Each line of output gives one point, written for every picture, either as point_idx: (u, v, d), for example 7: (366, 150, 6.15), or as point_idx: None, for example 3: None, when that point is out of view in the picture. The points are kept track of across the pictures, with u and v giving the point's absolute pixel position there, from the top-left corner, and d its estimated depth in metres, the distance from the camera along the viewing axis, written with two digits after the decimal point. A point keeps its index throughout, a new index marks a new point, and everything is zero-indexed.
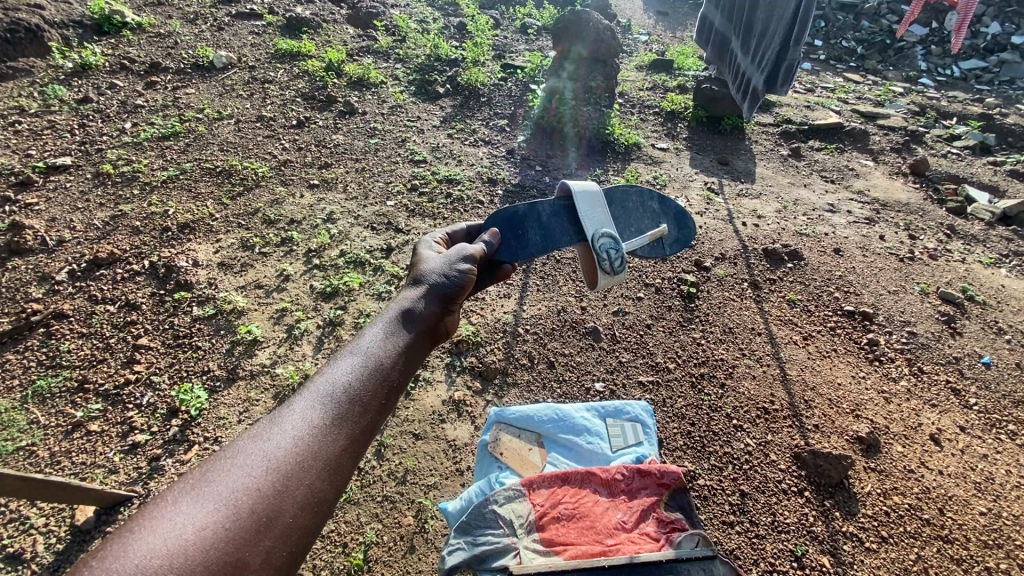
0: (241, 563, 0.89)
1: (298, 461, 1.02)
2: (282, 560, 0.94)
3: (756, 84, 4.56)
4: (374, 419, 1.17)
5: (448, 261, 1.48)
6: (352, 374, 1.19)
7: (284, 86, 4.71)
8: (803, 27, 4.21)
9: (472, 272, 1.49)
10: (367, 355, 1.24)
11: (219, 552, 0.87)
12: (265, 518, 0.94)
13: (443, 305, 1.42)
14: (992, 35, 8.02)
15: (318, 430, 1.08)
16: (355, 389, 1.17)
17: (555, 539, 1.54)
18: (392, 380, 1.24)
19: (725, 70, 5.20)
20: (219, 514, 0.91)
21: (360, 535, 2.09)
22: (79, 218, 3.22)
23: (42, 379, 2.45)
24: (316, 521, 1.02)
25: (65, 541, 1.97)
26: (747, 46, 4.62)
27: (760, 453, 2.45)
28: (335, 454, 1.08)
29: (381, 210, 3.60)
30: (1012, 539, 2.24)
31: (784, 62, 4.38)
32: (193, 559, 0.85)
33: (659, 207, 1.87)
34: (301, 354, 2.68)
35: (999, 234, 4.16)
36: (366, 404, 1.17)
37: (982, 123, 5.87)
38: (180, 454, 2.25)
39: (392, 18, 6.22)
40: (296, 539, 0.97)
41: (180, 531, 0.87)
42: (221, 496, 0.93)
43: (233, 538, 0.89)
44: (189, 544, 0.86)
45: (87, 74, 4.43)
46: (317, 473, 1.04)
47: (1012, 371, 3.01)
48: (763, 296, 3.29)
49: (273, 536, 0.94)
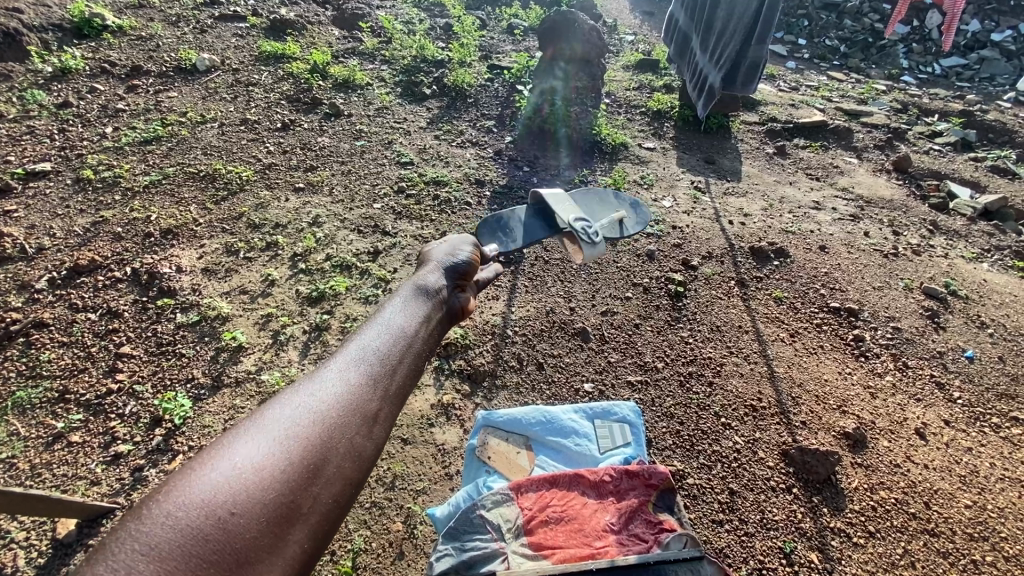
0: (293, 507, 0.87)
1: (339, 413, 1.02)
2: (330, 509, 0.93)
3: (713, 82, 4.50)
4: (407, 379, 1.18)
5: (451, 246, 1.62)
6: (382, 338, 1.21)
7: (269, 88, 4.68)
8: (765, 27, 4.21)
9: (474, 254, 1.62)
10: (394, 322, 1.28)
11: (273, 495, 0.86)
12: (313, 464, 0.93)
13: (454, 281, 1.52)
14: (972, 33, 8.13)
15: (356, 384, 1.09)
16: (385, 350, 1.19)
17: (544, 542, 1.53)
18: (419, 344, 1.26)
19: (686, 69, 5.27)
20: (270, 457, 0.90)
21: (348, 542, 2.07)
22: (59, 225, 3.17)
23: (22, 390, 2.39)
24: (360, 474, 1.00)
25: (46, 555, 1.93)
26: (707, 43, 4.67)
27: (749, 451, 2.46)
28: (373, 409, 1.08)
29: (367, 213, 3.58)
30: (997, 531, 2.27)
31: (744, 61, 4.34)
32: (247, 499, 0.83)
33: (617, 200, 1.96)
34: (287, 360, 2.66)
35: (981, 229, 4.23)
36: (398, 363, 1.18)
37: (963, 119, 5.95)
38: (164, 464, 2.22)
39: (376, 20, 6.20)
40: (342, 489, 0.96)
41: (238, 469, 0.86)
42: (272, 440, 0.92)
43: (285, 482, 0.88)
44: (247, 483, 0.85)
45: (67, 79, 4.36)
46: (359, 426, 1.03)
47: (994, 365, 3.05)
48: (750, 294, 3.31)
49: (322, 484, 0.93)
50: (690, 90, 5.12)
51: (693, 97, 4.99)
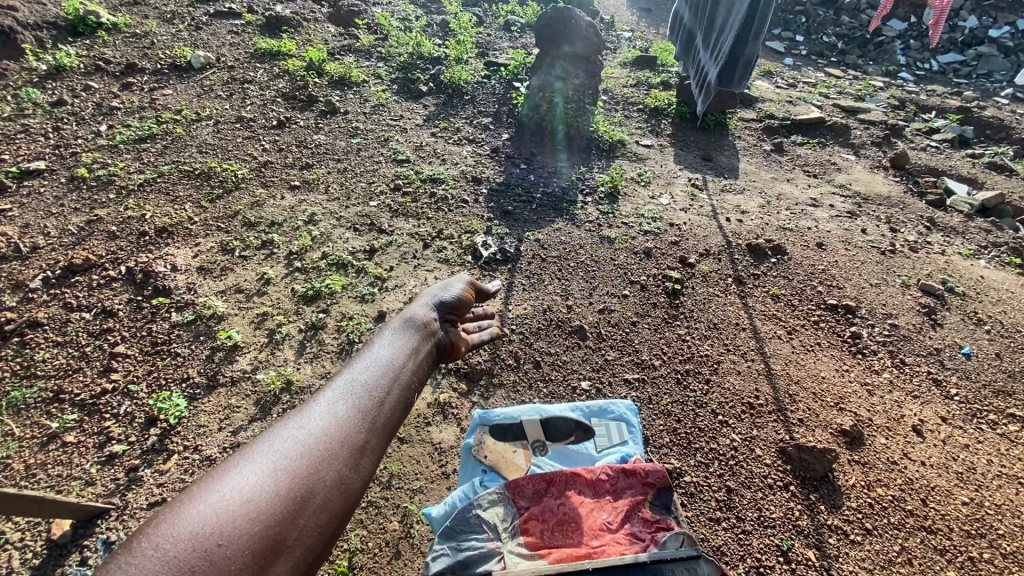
0: (280, 538, 0.92)
1: (326, 447, 1.08)
2: (316, 539, 0.97)
3: (712, 77, 4.49)
4: (393, 413, 1.23)
5: (443, 284, 1.67)
6: (370, 373, 1.26)
7: (264, 86, 4.65)
8: (761, 24, 4.15)
9: (466, 292, 1.68)
10: (383, 355, 1.33)
11: (260, 527, 0.91)
12: (300, 497, 0.98)
13: (444, 316, 1.56)
14: (969, 29, 8.13)
15: (343, 419, 1.14)
16: (373, 385, 1.24)
17: (540, 542, 1.52)
18: (406, 378, 1.31)
19: (692, 68, 5.30)
20: (257, 491, 0.95)
21: (345, 542, 2.06)
22: (53, 223, 3.15)
23: (16, 390, 2.38)
24: (345, 506, 1.05)
25: (40, 556, 1.92)
26: (709, 41, 4.70)
27: (746, 448, 2.46)
28: (359, 442, 1.13)
29: (363, 211, 3.57)
30: (993, 528, 2.27)
31: (740, 57, 4.31)
32: (236, 531, 0.88)
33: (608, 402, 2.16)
34: (283, 359, 2.65)
35: (978, 225, 4.22)
36: (384, 397, 1.23)
37: (960, 116, 5.95)
38: (158, 464, 2.21)
39: (373, 17, 6.16)
40: (328, 520, 1.00)
41: (227, 503, 0.91)
42: (260, 474, 0.98)
43: (272, 515, 0.93)
44: (235, 516, 0.90)
45: (61, 76, 4.33)
46: (345, 459, 1.08)
47: (991, 361, 3.05)
48: (747, 292, 3.31)
49: (307, 516, 0.98)
50: (694, 88, 5.14)
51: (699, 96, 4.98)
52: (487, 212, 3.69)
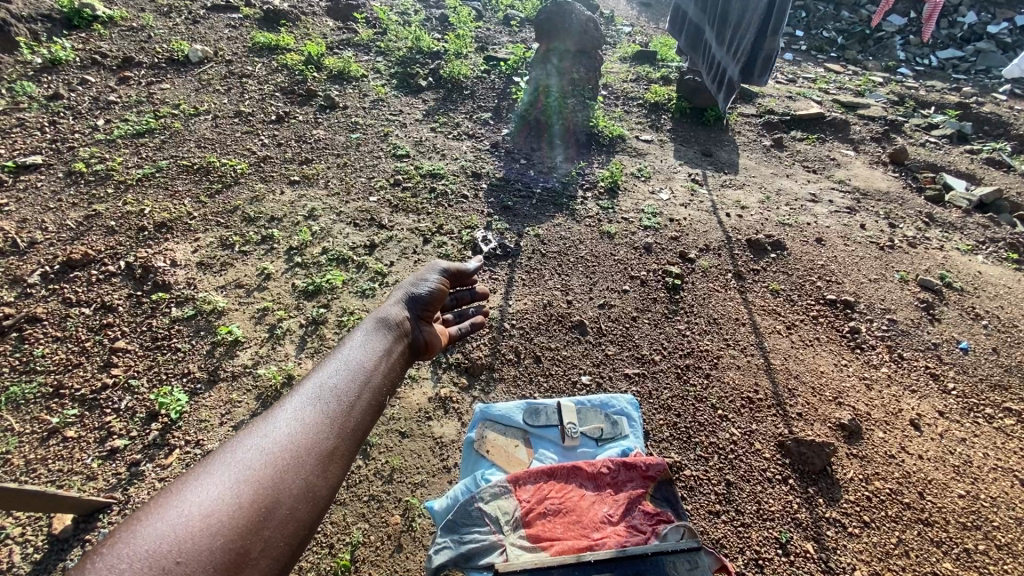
0: (244, 551, 0.91)
1: (292, 455, 1.06)
2: (282, 550, 0.96)
3: (733, 75, 4.23)
4: (362, 417, 1.21)
5: (418, 276, 1.64)
6: (339, 376, 1.24)
7: (263, 80, 4.63)
8: (779, 18, 3.92)
9: (441, 285, 1.64)
10: (352, 358, 1.30)
11: (222, 541, 0.89)
12: (265, 508, 0.97)
13: (417, 313, 1.53)
14: (969, 25, 8.13)
15: (310, 426, 1.12)
16: (341, 389, 1.22)
17: (542, 534, 1.54)
18: (377, 381, 1.30)
19: (697, 61, 4.98)
20: (220, 503, 0.93)
21: (347, 535, 2.07)
22: (52, 218, 3.14)
23: (15, 385, 2.37)
24: (312, 515, 1.03)
25: (42, 550, 1.92)
26: (722, 35, 4.31)
27: (745, 442, 2.47)
28: (327, 449, 1.11)
29: (363, 206, 3.56)
30: (988, 520, 2.29)
31: (761, 53, 4.08)
32: (196, 546, 0.86)
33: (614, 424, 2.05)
34: (284, 354, 2.65)
35: (976, 221, 4.24)
36: (354, 402, 1.22)
37: (959, 111, 5.96)
38: (160, 458, 2.21)
39: (371, 11, 6.13)
40: (294, 530, 0.99)
41: (189, 517, 0.89)
42: (222, 487, 0.95)
43: (235, 528, 0.91)
44: (196, 530, 0.88)
45: (56, 70, 4.30)
46: (313, 467, 1.07)
47: (988, 356, 3.07)
48: (747, 287, 3.32)
49: (273, 526, 0.96)
50: (706, 83, 4.79)
51: (710, 87, 4.72)
52: (487, 207, 3.68)
